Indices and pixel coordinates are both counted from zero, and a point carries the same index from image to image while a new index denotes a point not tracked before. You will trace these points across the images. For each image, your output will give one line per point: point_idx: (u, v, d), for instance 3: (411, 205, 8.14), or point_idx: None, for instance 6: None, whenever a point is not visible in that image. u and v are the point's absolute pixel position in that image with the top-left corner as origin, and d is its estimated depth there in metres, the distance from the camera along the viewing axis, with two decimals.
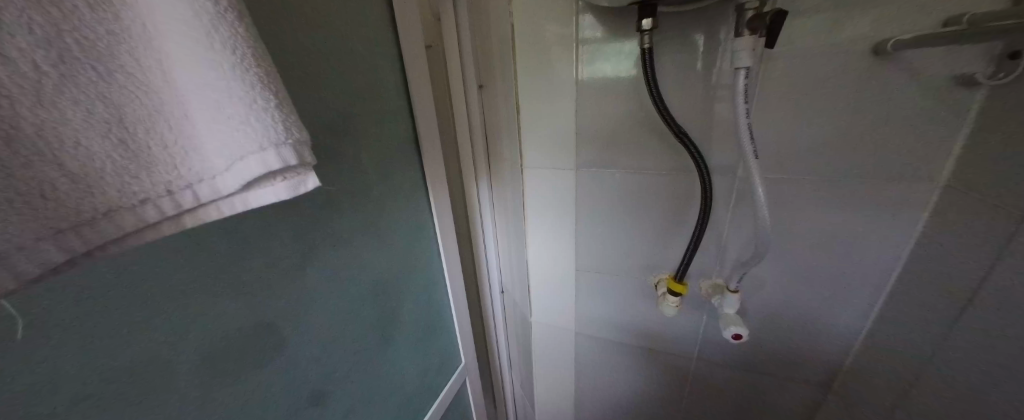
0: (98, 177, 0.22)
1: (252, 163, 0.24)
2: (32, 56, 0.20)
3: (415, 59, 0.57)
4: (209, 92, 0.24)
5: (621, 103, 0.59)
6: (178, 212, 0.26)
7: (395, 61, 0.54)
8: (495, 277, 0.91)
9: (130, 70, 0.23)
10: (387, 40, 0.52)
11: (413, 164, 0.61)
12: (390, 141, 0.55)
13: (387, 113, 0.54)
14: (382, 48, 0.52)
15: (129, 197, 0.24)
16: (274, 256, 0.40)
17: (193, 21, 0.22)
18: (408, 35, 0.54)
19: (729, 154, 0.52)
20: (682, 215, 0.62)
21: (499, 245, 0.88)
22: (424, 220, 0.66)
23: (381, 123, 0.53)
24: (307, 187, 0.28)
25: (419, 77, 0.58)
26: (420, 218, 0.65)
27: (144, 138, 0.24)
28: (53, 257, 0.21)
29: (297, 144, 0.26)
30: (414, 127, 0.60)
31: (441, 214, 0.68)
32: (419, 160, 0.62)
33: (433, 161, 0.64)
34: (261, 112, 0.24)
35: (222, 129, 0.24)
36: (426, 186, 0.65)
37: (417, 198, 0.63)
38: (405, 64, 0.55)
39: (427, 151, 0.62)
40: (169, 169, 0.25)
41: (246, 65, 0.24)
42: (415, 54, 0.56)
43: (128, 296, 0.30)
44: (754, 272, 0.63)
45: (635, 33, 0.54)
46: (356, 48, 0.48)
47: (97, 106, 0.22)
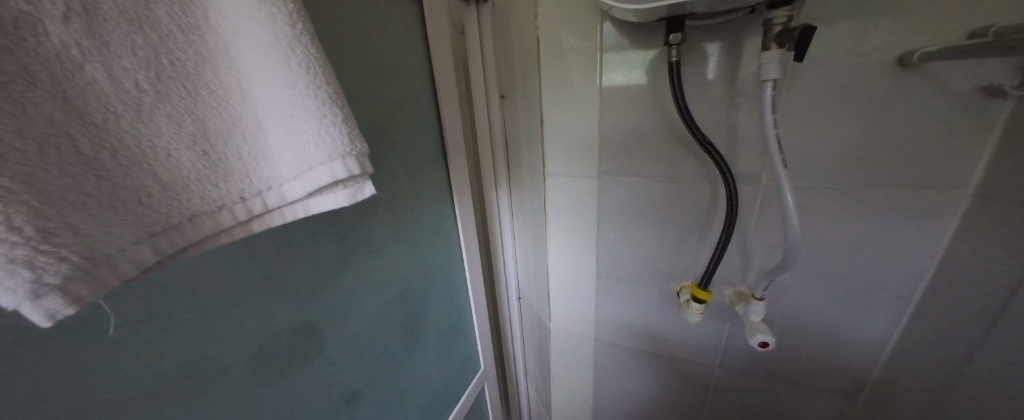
0: (185, 185, 0.25)
1: (321, 172, 0.26)
2: (134, 76, 0.22)
3: (444, 71, 0.59)
4: (284, 107, 0.26)
5: (645, 112, 0.60)
6: (248, 218, 0.28)
7: (426, 73, 0.57)
8: (510, 284, 0.93)
9: (214, 87, 0.25)
10: (419, 53, 0.55)
11: (440, 171, 0.63)
12: (419, 149, 0.57)
13: (418, 123, 0.56)
14: (414, 61, 0.54)
15: (209, 203, 0.26)
16: (317, 259, 0.42)
17: (274, 44, 0.25)
18: (439, 49, 0.57)
19: (755, 162, 0.53)
20: (705, 222, 0.62)
21: (518, 251, 0.89)
22: (450, 226, 0.68)
23: (412, 132, 0.55)
24: (364, 195, 0.30)
25: (448, 88, 0.60)
26: (446, 224, 0.67)
27: (223, 149, 0.26)
28: (146, 258, 0.23)
29: (359, 156, 0.28)
30: (442, 136, 0.62)
31: (465, 221, 0.70)
32: (445, 168, 0.64)
33: (459, 169, 0.66)
34: (331, 126, 0.26)
35: (294, 142, 0.26)
36: (451, 193, 0.66)
37: (443, 205, 0.65)
38: (436, 76, 0.57)
39: (454, 159, 0.64)
40: (243, 178, 0.27)
41: (318, 82, 0.26)
42: (444, 67, 0.59)
43: (192, 296, 0.31)
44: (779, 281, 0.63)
45: (658, 45, 0.55)
46: (393, 61, 0.50)
47: (185, 120, 0.25)
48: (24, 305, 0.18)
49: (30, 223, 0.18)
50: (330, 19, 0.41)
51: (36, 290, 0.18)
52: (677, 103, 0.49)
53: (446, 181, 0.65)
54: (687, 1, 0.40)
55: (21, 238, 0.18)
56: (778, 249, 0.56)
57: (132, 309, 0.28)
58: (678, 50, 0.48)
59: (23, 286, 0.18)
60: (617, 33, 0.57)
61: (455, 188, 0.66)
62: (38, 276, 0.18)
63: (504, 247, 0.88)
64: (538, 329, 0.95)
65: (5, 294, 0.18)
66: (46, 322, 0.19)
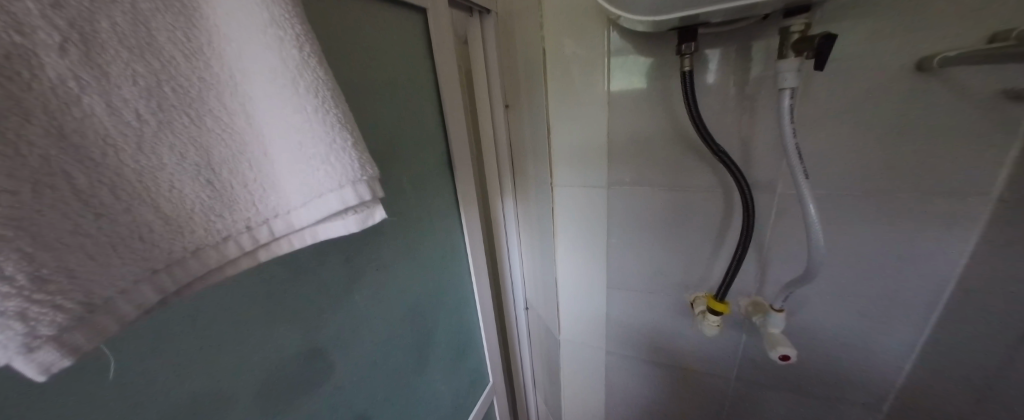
0: (189, 218, 0.23)
1: (331, 200, 0.25)
2: (135, 106, 0.21)
3: (450, 83, 0.58)
4: (292, 133, 0.25)
5: (655, 120, 0.59)
6: (254, 248, 0.27)
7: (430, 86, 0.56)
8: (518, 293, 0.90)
9: (218, 113, 0.24)
10: (423, 66, 0.54)
11: (446, 185, 0.61)
12: (425, 164, 0.56)
13: (424, 137, 0.55)
14: (419, 75, 0.53)
15: (214, 235, 0.24)
16: (325, 282, 0.41)
17: (282, 68, 0.24)
18: (444, 61, 0.56)
19: (771, 170, 0.51)
20: (720, 231, 0.61)
21: (524, 263, 0.87)
22: (457, 241, 0.66)
23: (417, 147, 0.54)
24: (375, 220, 0.28)
25: (453, 100, 0.59)
26: (453, 239, 0.65)
27: (228, 177, 0.25)
28: (147, 298, 0.22)
29: (370, 180, 0.27)
30: (447, 149, 0.60)
31: (472, 235, 0.68)
32: (452, 181, 0.62)
33: (465, 181, 0.64)
34: (341, 151, 0.25)
35: (302, 168, 0.25)
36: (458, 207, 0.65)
37: (450, 219, 0.64)
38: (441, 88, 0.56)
39: (460, 172, 0.62)
40: (249, 206, 0.26)
41: (326, 106, 0.25)
42: (450, 79, 0.58)
43: (197, 328, 0.30)
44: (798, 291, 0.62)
45: (667, 53, 0.54)
46: (398, 76, 0.49)
47: (189, 150, 0.23)
48: (16, 360, 0.17)
49: (22, 271, 0.17)
50: (335, 37, 0.40)
51: (29, 343, 0.17)
52: (691, 112, 0.47)
53: (452, 194, 0.63)
54: (701, 11, 0.38)
55: (12, 288, 0.17)
56: (800, 257, 0.54)
57: (133, 349, 0.27)
58: (690, 58, 0.47)
59: (14, 340, 0.17)
60: (625, 41, 0.56)
61: (462, 201, 0.64)
62: (31, 329, 0.17)
63: (511, 258, 0.85)
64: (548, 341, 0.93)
65: None
66: (40, 376, 0.18)
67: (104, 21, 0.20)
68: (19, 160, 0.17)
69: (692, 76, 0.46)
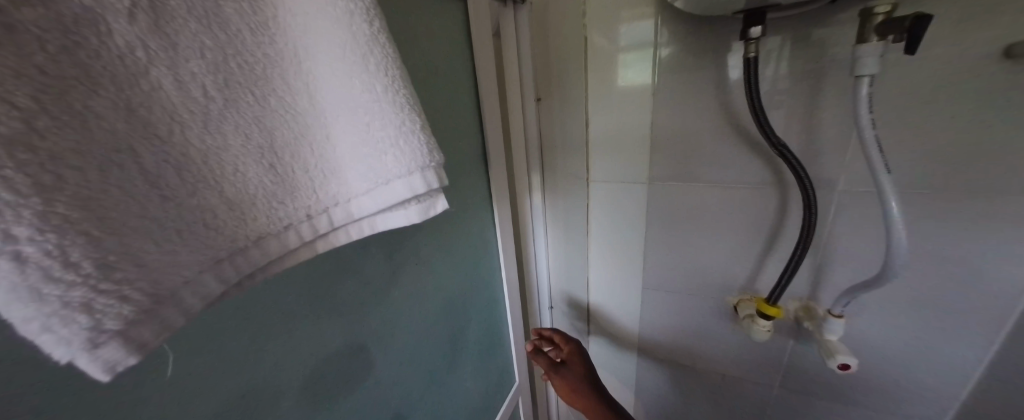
0: (251, 204, 0.22)
1: (398, 187, 0.24)
2: (203, 82, 0.20)
3: (488, 77, 0.56)
4: (360, 114, 0.23)
5: (703, 114, 0.57)
6: (313, 238, 0.25)
7: (468, 74, 0.53)
8: (541, 300, 0.86)
9: (281, 93, 0.23)
10: (461, 54, 0.51)
11: (481, 179, 0.59)
12: (463, 156, 0.54)
13: (463, 130, 0.53)
14: (461, 66, 0.52)
15: (275, 223, 0.23)
16: (370, 278, 0.40)
17: (352, 44, 0.22)
18: (483, 53, 0.54)
19: (835, 165, 0.49)
20: (772, 233, 0.58)
21: (551, 265, 0.82)
22: (491, 238, 0.64)
23: (457, 140, 0.52)
24: (437, 211, 0.26)
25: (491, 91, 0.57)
26: (487, 235, 0.64)
27: (289, 163, 0.23)
28: (210, 290, 0.20)
29: (437, 167, 0.25)
30: (483, 142, 0.58)
31: (504, 233, 0.66)
32: (488, 176, 0.60)
33: (500, 176, 0.62)
34: (409, 135, 0.23)
35: (368, 153, 0.23)
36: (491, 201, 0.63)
37: (486, 214, 0.62)
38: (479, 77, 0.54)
39: (495, 166, 0.60)
40: (310, 193, 0.24)
41: (395, 87, 0.23)
42: (488, 70, 0.56)
43: (248, 321, 0.29)
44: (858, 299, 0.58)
45: (718, 41, 0.53)
46: (443, 67, 0.48)
47: (253, 131, 0.22)
48: (79, 357, 0.15)
49: (88, 257, 0.15)
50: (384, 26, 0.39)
51: (93, 339, 0.15)
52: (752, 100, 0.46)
53: (486, 188, 0.61)
54: None
55: (77, 276, 0.15)
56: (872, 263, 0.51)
57: (185, 342, 0.26)
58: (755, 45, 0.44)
59: (77, 335, 0.15)
60: (671, 32, 0.55)
61: (496, 194, 0.62)
62: (97, 323, 0.15)
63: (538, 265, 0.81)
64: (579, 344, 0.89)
65: (59, 344, 0.15)
66: (104, 375, 0.16)
67: None
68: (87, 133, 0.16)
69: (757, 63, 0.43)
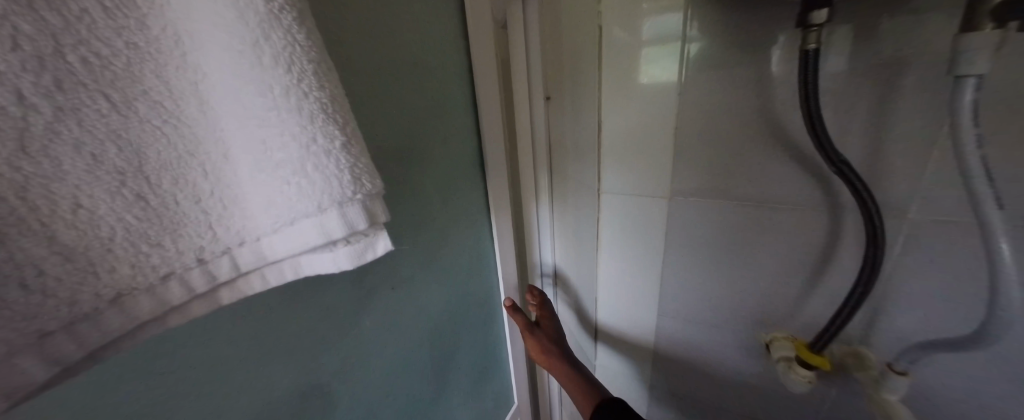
0: (107, 252, 0.16)
1: (307, 229, 0.17)
2: (15, 82, 0.13)
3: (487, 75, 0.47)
4: (253, 127, 0.16)
5: (739, 119, 0.49)
6: (212, 287, 0.19)
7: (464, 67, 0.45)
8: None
9: (157, 96, 0.17)
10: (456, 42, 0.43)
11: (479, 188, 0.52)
12: (457, 163, 0.46)
13: (452, 135, 0.45)
14: (458, 61, 0.44)
15: (146, 274, 0.17)
16: (337, 310, 0.35)
17: (240, 25, 0.15)
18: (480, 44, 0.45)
19: (903, 181, 0.44)
20: (819, 262, 0.50)
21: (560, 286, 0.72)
22: (490, 255, 0.58)
23: (448, 147, 0.44)
24: (376, 253, 0.20)
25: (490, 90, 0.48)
26: (487, 252, 0.57)
27: (168, 191, 0.17)
28: (33, 378, 0.15)
29: (366, 200, 0.18)
30: (480, 150, 0.50)
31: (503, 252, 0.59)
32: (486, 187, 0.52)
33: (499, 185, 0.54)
34: (318, 156, 0.16)
35: (267, 182, 0.17)
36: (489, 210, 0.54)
37: (483, 229, 0.54)
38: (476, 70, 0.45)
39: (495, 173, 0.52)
40: (202, 230, 0.18)
41: (303, 87, 0.16)
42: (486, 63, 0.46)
43: (159, 375, 0.24)
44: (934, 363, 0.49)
45: (765, 30, 0.44)
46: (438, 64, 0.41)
47: (109, 150, 0.16)
48: None
49: None
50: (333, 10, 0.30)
51: None
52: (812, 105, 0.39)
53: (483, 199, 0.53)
54: None
55: None
56: (960, 312, 0.45)
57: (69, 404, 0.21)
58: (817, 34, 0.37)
59: None
60: (707, 19, 0.46)
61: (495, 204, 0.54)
62: None
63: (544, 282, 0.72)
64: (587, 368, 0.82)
65: None
66: None
67: None
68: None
69: (819, 57, 0.37)
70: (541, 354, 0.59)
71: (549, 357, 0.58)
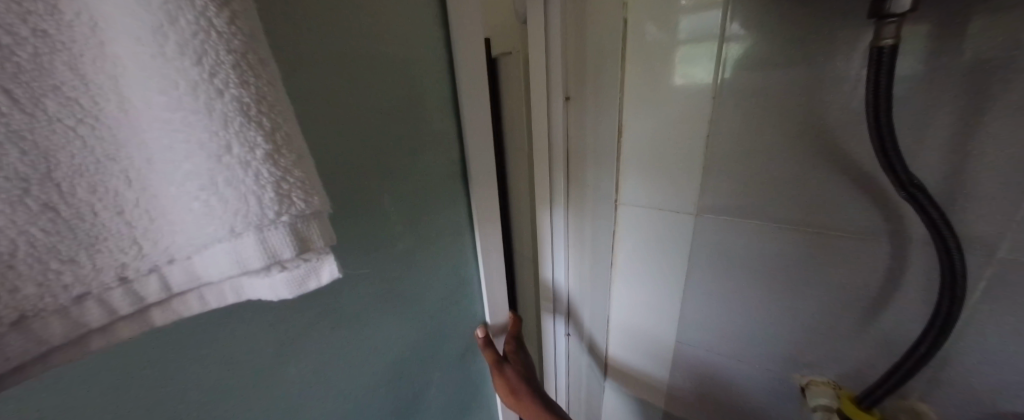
0: (7, 269, 0.14)
1: (224, 255, 0.15)
2: None
3: (475, 75, 0.39)
4: (164, 134, 0.13)
5: (778, 127, 0.43)
6: (140, 308, 0.17)
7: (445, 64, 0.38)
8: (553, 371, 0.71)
9: (70, 92, 0.14)
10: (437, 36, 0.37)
11: (460, 207, 0.44)
12: (434, 176, 0.40)
13: (435, 143, 0.40)
14: (437, 56, 0.38)
15: (55, 295, 0.15)
16: (302, 324, 0.33)
17: (140, 8, 0.12)
18: (467, 37, 0.37)
19: (991, 211, 0.36)
20: (875, 298, 0.43)
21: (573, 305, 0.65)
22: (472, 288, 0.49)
23: (423, 156, 0.39)
24: (318, 284, 0.17)
25: (478, 91, 0.40)
26: (471, 282, 0.49)
27: (84, 200, 0.15)
28: None
29: (295, 222, 0.15)
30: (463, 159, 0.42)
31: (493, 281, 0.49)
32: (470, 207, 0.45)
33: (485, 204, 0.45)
34: (232, 169, 0.13)
35: (183, 194, 0.14)
36: (472, 230, 0.46)
37: (464, 253, 0.47)
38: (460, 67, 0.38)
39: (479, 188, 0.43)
40: (126, 244, 0.16)
41: (217, 84, 0.13)
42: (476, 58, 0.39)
43: (131, 370, 0.25)
44: None
45: (822, 25, 0.38)
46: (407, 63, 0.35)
47: (8, 151, 0.13)
48: None
49: None
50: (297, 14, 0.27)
51: None
52: (874, 115, 0.33)
53: (466, 219, 0.45)
54: None
55: None
56: None
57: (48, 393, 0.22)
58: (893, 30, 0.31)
59: None
60: (750, 14, 0.41)
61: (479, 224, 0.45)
62: None
63: (557, 321, 0.66)
64: (598, 390, 0.77)
65: None
66: None
67: None
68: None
69: (895, 54, 0.30)
70: (510, 395, 0.48)
71: (520, 399, 0.47)
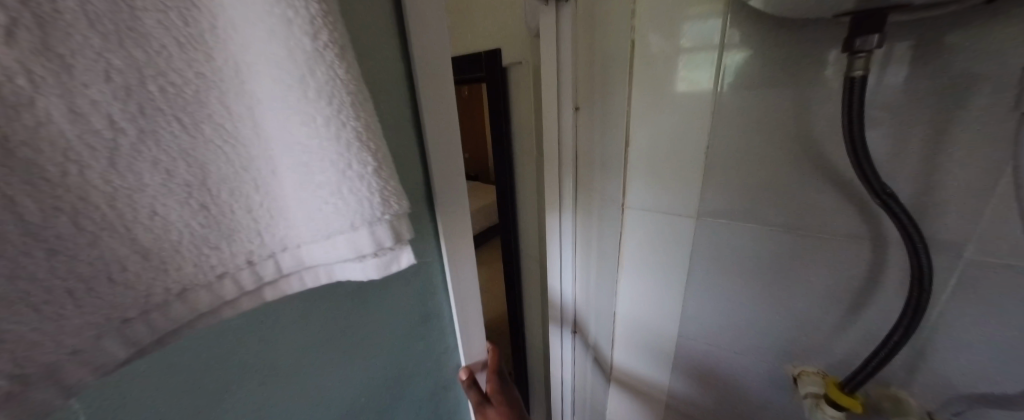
0: (174, 251, 0.18)
1: (340, 244, 0.19)
2: (108, 111, 0.16)
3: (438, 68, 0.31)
4: (298, 153, 0.18)
5: (771, 139, 0.48)
6: (258, 286, 0.22)
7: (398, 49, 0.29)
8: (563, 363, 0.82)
9: (219, 119, 0.19)
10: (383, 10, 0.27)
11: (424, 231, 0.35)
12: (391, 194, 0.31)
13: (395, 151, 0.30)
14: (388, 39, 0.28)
15: (206, 273, 0.19)
16: (267, 359, 0.28)
17: (287, 62, 0.17)
18: (428, 16, 0.29)
19: (958, 215, 0.41)
20: (860, 296, 0.47)
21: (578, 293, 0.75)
22: (440, 321, 0.39)
23: None
24: (400, 266, 0.22)
25: (442, 90, 0.32)
26: (440, 313, 0.39)
27: (226, 202, 0.20)
28: (115, 356, 0.17)
29: (392, 219, 0.20)
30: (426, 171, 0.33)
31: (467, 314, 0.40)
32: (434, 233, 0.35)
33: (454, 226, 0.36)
34: (353, 181, 0.18)
35: (308, 197, 0.19)
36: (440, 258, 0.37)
37: (432, 284, 0.38)
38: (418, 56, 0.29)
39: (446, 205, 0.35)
40: (252, 236, 0.21)
41: (342, 117, 0.17)
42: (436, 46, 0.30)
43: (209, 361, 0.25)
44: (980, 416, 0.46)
45: (810, 49, 0.43)
46: (356, 51, 0.26)
47: (178, 166, 0.18)
48: None
49: None
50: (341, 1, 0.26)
51: None
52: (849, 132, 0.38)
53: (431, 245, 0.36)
54: None
55: None
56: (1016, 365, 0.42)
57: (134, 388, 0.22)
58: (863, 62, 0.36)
59: None
60: (748, 36, 0.45)
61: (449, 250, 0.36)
62: None
63: (562, 331, 0.80)
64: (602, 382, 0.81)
65: None
66: None
67: None
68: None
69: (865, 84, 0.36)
70: None
71: None
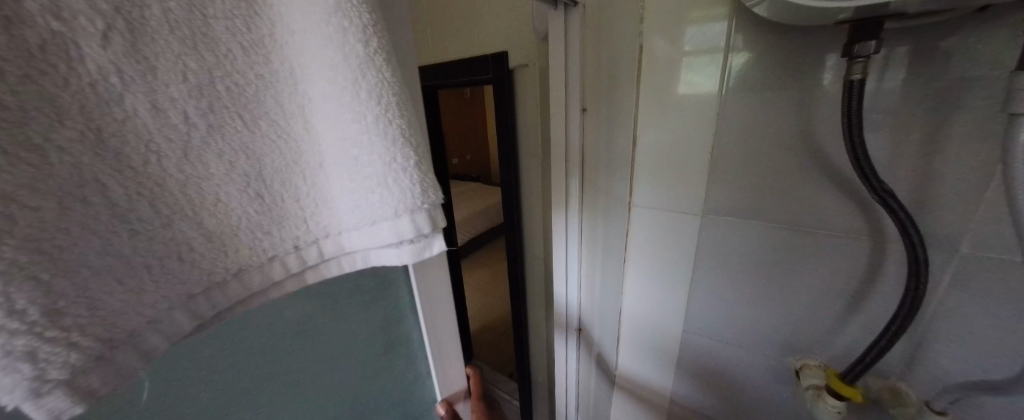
0: (233, 235, 0.20)
1: (385, 230, 0.22)
2: (183, 108, 0.17)
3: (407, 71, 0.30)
4: (349, 148, 0.21)
5: (772, 139, 0.50)
6: (302, 269, 0.24)
7: None
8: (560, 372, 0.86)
9: (274, 116, 0.21)
10: None
11: None
12: None
13: None
14: None
15: (259, 255, 0.21)
16: (255, 364, 0.28)
17: (342, 66, 0.19)
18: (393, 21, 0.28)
19: (955, 212, 0.43)
20: (859, 291, 0.49)
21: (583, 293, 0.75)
22: (416, 335, 0.41)
23: None
24: (432, 252, 0.24)
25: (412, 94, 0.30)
26: (404, 320, 0.39)
27: (279, 191, 0.21)
28: (182, 327, 0.19)
29: (430, 208, 0.22)
30: None
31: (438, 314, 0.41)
32: None
33: None
34: (399, 173, 0.21)
35: (356, 187, 0.21)
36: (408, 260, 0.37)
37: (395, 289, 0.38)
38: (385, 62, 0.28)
39: None
40: (300, 223, 0.23)
41: (389, 116, 0.20)
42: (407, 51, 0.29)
43: (207, 364, 0.26)
44: (980, 407, 0.47)
45: (811, 54, 0.45)
46: None
47: (239, 158, 0.20)
48: (25, 406, 0.13)
49: (35, 303, 0.13)
50: None
51: (37, 389, 0.13)
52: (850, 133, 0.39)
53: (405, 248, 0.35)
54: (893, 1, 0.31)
55: (23, 324, 0.13)
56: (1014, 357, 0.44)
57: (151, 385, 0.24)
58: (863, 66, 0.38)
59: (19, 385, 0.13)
60: (750, 41, 0.47)
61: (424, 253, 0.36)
62: (41, 372, 0.13)
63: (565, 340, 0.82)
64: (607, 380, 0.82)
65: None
66: None
67: (154, 6, 0.16)
68: (73, 159, 0.14)
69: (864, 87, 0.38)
70: None
71: None
